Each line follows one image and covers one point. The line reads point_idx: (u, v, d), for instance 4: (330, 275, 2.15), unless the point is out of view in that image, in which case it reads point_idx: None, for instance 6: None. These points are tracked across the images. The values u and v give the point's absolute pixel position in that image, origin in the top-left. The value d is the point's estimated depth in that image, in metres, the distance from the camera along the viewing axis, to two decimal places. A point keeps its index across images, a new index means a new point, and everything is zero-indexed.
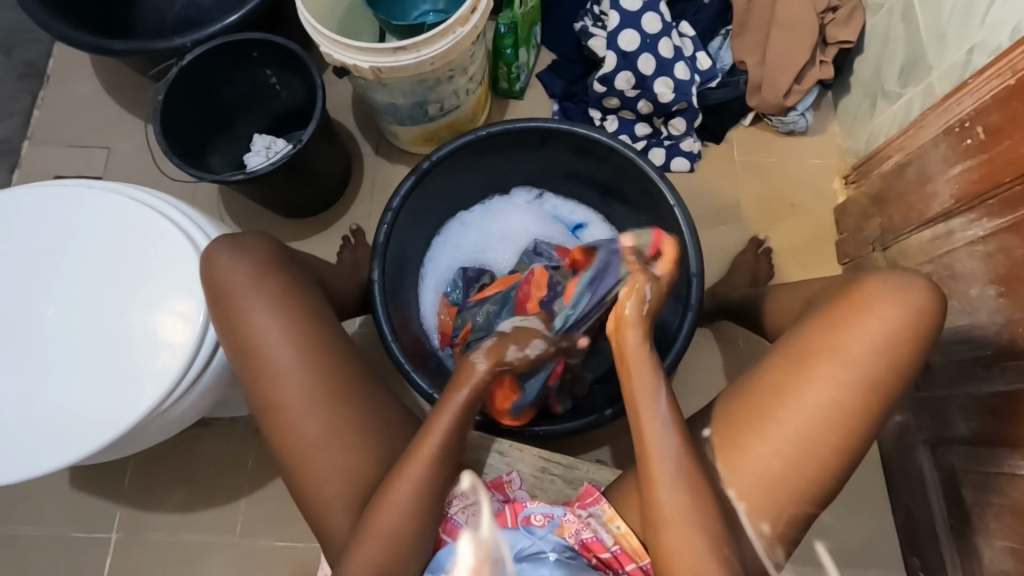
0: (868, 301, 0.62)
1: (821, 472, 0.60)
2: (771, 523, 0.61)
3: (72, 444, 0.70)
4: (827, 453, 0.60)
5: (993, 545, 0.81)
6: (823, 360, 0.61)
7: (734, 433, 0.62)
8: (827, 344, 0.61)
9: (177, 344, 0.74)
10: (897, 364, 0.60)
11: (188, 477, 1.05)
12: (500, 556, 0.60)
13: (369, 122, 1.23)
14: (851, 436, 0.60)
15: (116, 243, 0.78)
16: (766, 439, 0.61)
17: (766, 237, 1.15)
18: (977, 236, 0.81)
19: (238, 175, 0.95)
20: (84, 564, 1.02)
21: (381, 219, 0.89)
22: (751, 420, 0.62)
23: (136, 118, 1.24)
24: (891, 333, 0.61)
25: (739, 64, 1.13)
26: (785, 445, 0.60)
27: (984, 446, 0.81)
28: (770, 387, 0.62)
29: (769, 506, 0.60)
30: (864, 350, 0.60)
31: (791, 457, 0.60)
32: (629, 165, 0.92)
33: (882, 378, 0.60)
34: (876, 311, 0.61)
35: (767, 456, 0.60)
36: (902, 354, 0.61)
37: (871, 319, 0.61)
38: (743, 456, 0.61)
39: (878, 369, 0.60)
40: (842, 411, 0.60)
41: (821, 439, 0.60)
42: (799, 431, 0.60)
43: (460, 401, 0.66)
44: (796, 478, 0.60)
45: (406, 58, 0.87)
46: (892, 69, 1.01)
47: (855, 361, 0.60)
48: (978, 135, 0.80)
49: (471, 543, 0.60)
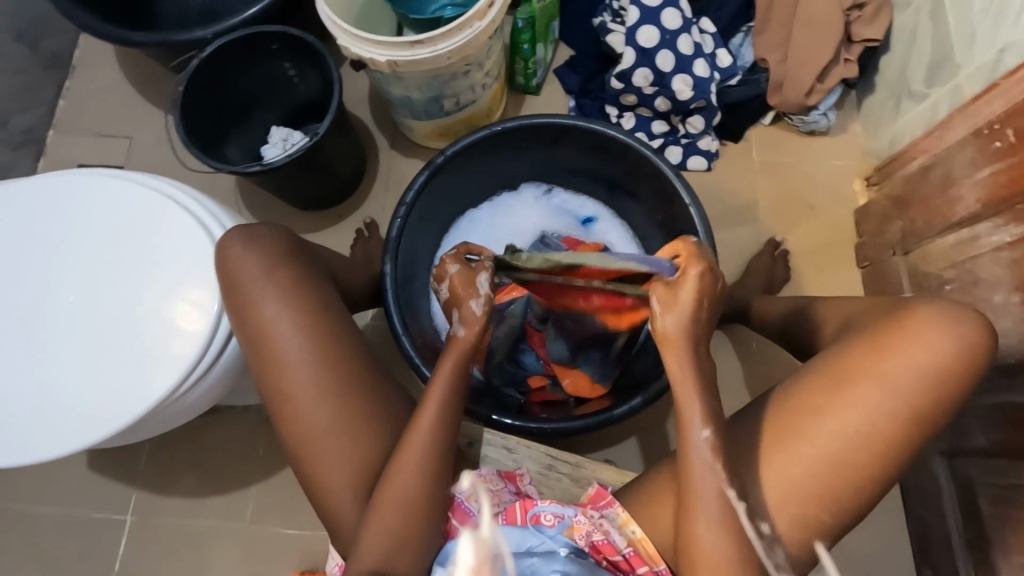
0: (919, 330, 0.60)
1: (848, 495, 0.59)
2: (791, 542, 0.60)
3: (89, 427, 0.72)
4: (856, 477, 0.59)
5: (1009, 560, 0.79)
6: (866, 383, 0.59)
7: (761, 445, 0.61)
8: (869, 368, 0.60)
9: (193, 332, 0.75)
10: (941, 394, 0.59)
11: (201, 463, 1.07)
12: (500, 555, 0.55)
13: (385, 116, 1.23)
14: (882, 462, 0.59)
15: (134, 230, 0.79)
16: (798, 456, 0.60)
17: (784, 239, 1.13)
18: (1003, 242, 0.79)
19: (254, 166, 0.96)
20: (99, 544, 1.04)
21: (394, 212, 0.90)
22: (784, 437, 0.61)
23: (157, 108, 1.26)
24: (939, 365, 0.59)
25: (761, 62, 1.11)
26: (815, 464, 0.59)
27: (1004, 458, 0.79)
28: (809, 406, 0.61)
29: (793, 518, 0.59)
30: (908, 377, 0.59)
31: (821, 477, 0.59)
32: (645, 162, 0.91)
33: (924, 410, 0.59)
34: (926, 341, 0.60)
35: (798, 474, 0.59)
36: (944, 389, 0.59)
37: (920, 347, 0.60)
38: (768, 469, 0.60)
39: (921, 400, 0.59)
40: (877, 437, 0.59)
41: (852, 462, 0.59)
42: (832, 454, 0.59)
43: (446, 372, 0.67)
44: (824, 493, 0.59)
45: (423, 52, 0.87)
46: (919, 68, 0.98)
47: (899, 389, 0.59)
48: (1007, 138, 0.77)
49: (473, 543, 0.52)
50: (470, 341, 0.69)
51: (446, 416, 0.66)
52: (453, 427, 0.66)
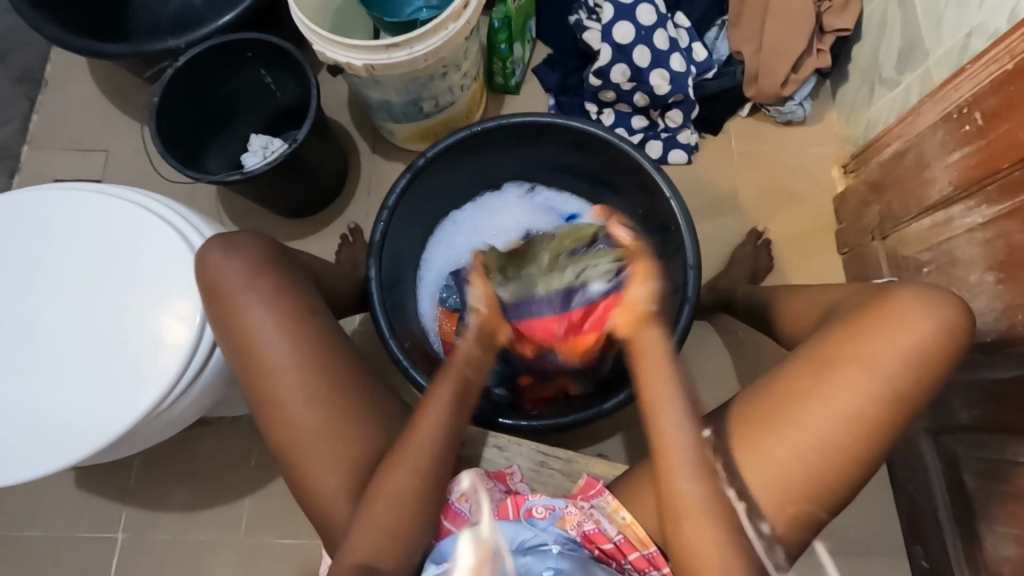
0: (901, 314, 0.62)
1: (835, 476, 0.60)
2: (779, 527, 0.61)
3: (73, 445, 0.71)
4: (843, 459, 0.60)
5: (995, 533, 0.81)
6: (849, 367, 0.61)
7: (748, 431, 0.62)
8: (856, 354, 0.61)
9: (177, 344, 0.74)
10: (924, 379, 0.61)
11: (191, 476, 1.06)
12: (500, 554, 0.60)
13: (365, 120, 1.23)
14: (867, 443, 0.60)
15: (113, 243, 0.78)
16: (788, 440, 0.60)
17: (765, 228, 1.14)
18: (977, 222, 0.80)
19: (234, 175, 0.95)
20: (90, 564, 1.03)
21: (377, 216, 0.89)
22: (771, 423, 0.61)
23: (133, 120, 1.24)
24: (922, 351, 0.60)
25: (736, 54, 1.12)
26: (803, 447, 0.60)
27: (987, 434, 0.81)
28: (794, 391, 0.62)
29: (783, 502, 0.60)
30: (893, 363, 0.60)
31: (808, 460, 0.60)
32: (625, 158, 0.92)
33: (907, 392, 0.60)
34: (907, 325, 0.61)
35: (788, 459, 0.60)
36: (927, 371, 0.61)
37: (904, 333, 0.61)
38: (759, 454, 0.61)
39: (905, 385, 0.60)
40: (862, 419, 0.60)
41: (838, 444, 0.60)
42: (818, 437, 0.60)
43: (446, 389, 0.68)
44: (812, 477, 0.60)
45: (400, 55, 0.87)
46: (890, 55, 1.00)
47: (885, 374, 0.60)
48: (976, 121, 0.79)
49: (471, 543, 0.60)
50: (462, 360, 0.71)
51: (447, 428, 0.66)
52: (454, 436, 0.67)
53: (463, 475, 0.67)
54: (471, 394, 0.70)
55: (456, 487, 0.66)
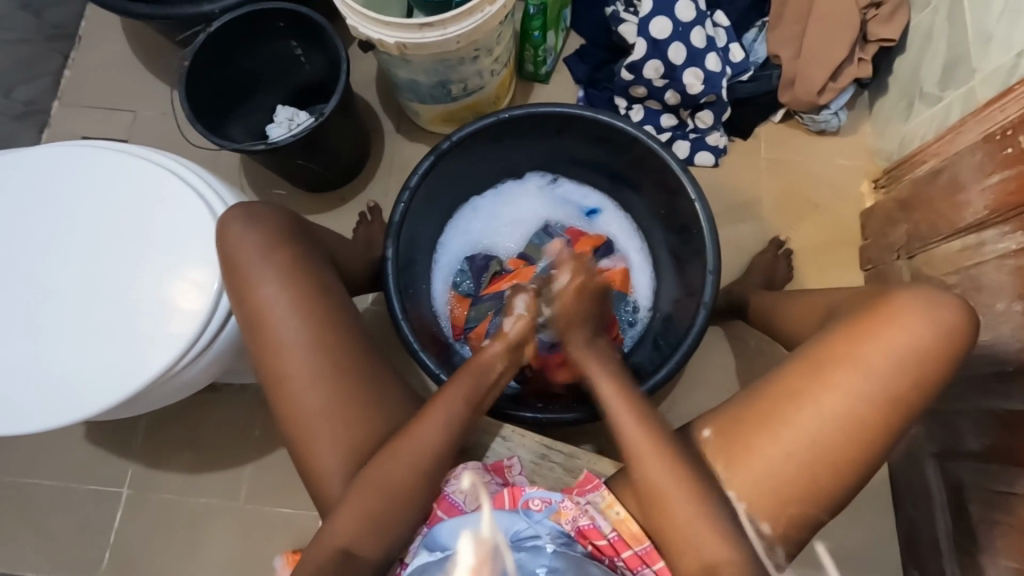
0: (896, 314, 0.60)
1: (829, 480, 0.59)
2: (774, 527, 0.60)
3: (85, 401, 0.72)
4: (838, 462, 0.59)
5: (996, 565, 0.80)
6: (843, 368, 0.60)
7: (739, 431, 0.62)
8: (847, 354, 0.60)
9: (192, 309, 0.75)
10: (919, 378, 0.59)
11: (197, 439, 1.08)
12: (501, 554, 0.59)
13: (392, 99, 1.22)
14: (862, 447, 0.59)
15: (136, 204, 0.79)
16: (779, 440, 0.60)
17: (788, 238, 1.12)
18: (1009, 249, 0.78)
19: (258, 145, 0.95)
20: (94, 515, 1.05)
21: (397, 196, 0.89)
22: (763, 423, 0.61)
23: (161, 83, 1.25)
24: (914, 348, 0.59)
25: (773, 58, 1.10)
26: (795, 447, 0.59)
27: (997, 465, 0.79)
28: (786, 392, 0.61)
29: (776, 501, 0.60)
30: (885, 361, 0.59)
31: (801, 460, 0.59)
32: (651, 156, 0.90)
33: (901, 392, 0.59)
34: (902, 325, 0.60)
35: (778, 458, 0.60)
36: (922, 370, 0.59)
37: (896, 332, 0.60)
38: (749, 454, 0.61)
39: (899, 383, 0.59)
40: (855, 419, 0.59)
41: (833, 446, 0.59)
42: (810, 437, 0.59)
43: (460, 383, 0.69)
44: (805, 477, 0.59)
45: (431, 36, 0.85)
46: (933, 70, 0.97)
47: (877, 373, 0.59)
48: (1019, 144, 0.76)
49: (472, 543, 0.59)
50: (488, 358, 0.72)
51: (452, 416, 0.67)
52: (458, 426, 0.67)
53: (464, 472, 0.67)
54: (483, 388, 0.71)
55: (457, 486, 0.66)
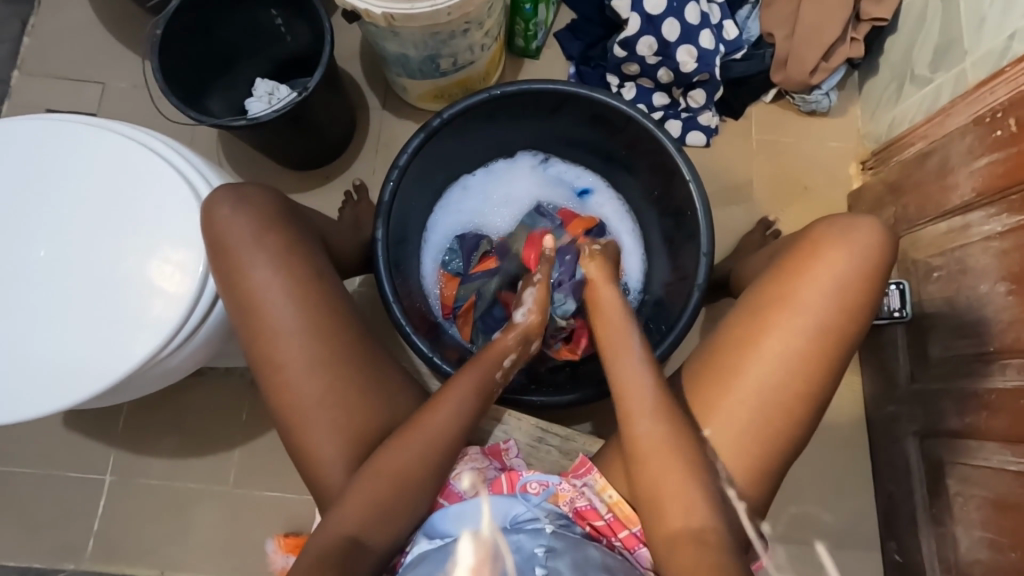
0: (820, 250, 0.64)
1: (789, 426, 0.62)
2: (745, 484, 0.61)
3: (66, 390, 0.69)
4: (792, 406, 0.62)
5: (970, 536, 0.83)
6: (780, 311, 0.63)
7: (700, 392, 0.64)
8: (782, 297, 0.63)
9: (175, 294, 0.72)
10: (850, 309, 0.63)
11: (182, 424, 1.05)
12: (501, 554, 0.58)
13: (377, 74, 1.18)
14: (811, 385, 0.62)
15: (113, 184, 0.75)
16: (733, 392, 0.62)
17: (777, 219, 1.12)
18: (994, 232, 0.79)
19: (239, 120, 0.91)
20: (77, 503, 1.03)
21: (386, 176, 0.86)
22: (715, 379, 0.63)
23: (131, 53, 1.18)
24: (841, 282, 0.63)
25: (766, 36, 1.09)
26: (749, 397, 0.62)
27: (974, 440, 0.82)
28: (732, 342, 0.64)
29: (745, 450, 0.61)
30: (816, 298, 0.62)
31: (755, 407, 0.61)
32: (645, 135, 0.88)
33: (836, 322, 0.62)
34: (828, 259, 0.63)
35: (741, 414, 0.62)
36: (854, 299, 0.63)
37: (822, 267, 0.63)
38: (716, 417, 0.62)
39: (831, 313, 0.62)
40: (800, 359, 0.62)
41: (782, 389, 0.61)
42: (761, 385, 0.62)
43: (466, 379, 0.68)
44: (765, 427, 0.61)
45: (421, 7, 0.82)
46: (924, 51, 0.97)
47: (807, 310, 0.62)
48: (1008, 128, 0.77)
49: (471, 544, 0.59)
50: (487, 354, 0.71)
51: (438, 405, 0.65)
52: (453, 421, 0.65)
53: (464, 473, 0.67)
54: (489, 390, 0.69)
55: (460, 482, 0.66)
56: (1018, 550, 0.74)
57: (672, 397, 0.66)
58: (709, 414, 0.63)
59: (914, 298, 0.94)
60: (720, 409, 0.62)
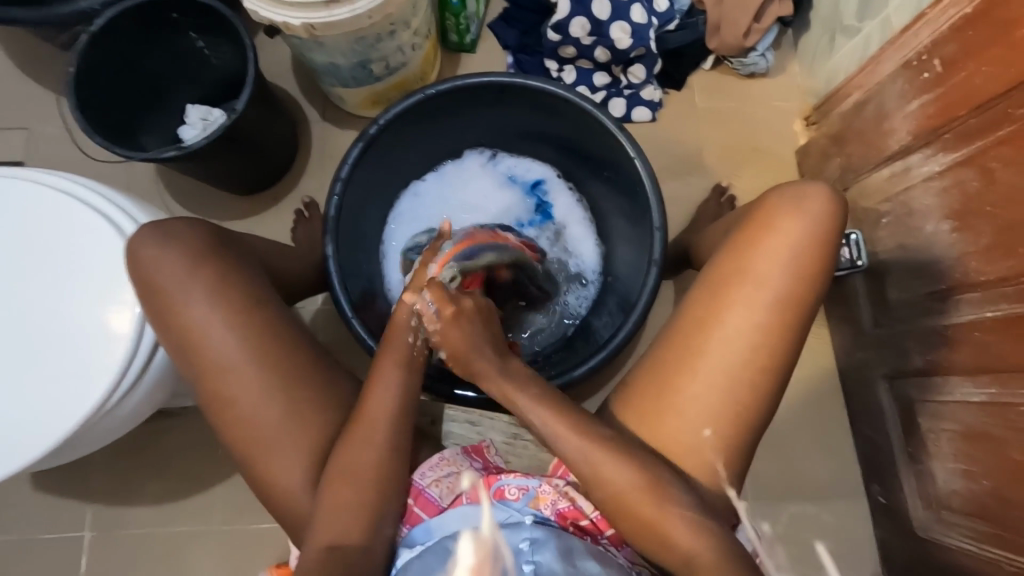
0: (773, 221, 0.65)
1: (760, 399, 0.62)
2: (725, 460, 0.62)
3: (14, 454, 0.67)
4: (761, 379, 0.62)
5: (946, 469, 0.85)
6: (739, 285, 0.63)
7: (669, 374, 0.64)
8: (739, 271, 0.64)
9: (118, 340, 0.69)
10: (805, 276, 0.63)
11: (159, 469, 1.02)
12: (502, 554, 0.55)
13: (313, 86, 1.15)
14: (776, 356, 0.62)
15: (38, 235, 0.72)
16: (696, 370, 0.62)
17: (730, 185, 1.13)
18: (933, 171, 0.81)
19: (168, 151, 0.88)
20: (59, 564, 1.00)
21: (330, 189, 0.84)
22: (682, 360, 0.63)
23: (53, 94, 1.13)
24: (795, 250, 0.63)
25: (697, 4, 1.09)
26: (719, 375, 0.62)
27: (939, 376, 0.84)
28: (696, 321, 0.64)
29: (709, 427, 0.62)
30: (773, 268, 0.63)
31: (725, 384, 0.62)
32: (588, 117, 0.88)
33: (797, 291, 0.63)
34: (780, 229, 0.64)
35: (711, 393, 0.62)
36: (810, 267, 0.63)
37: (774, 239, 0.64)
38: (686, 398, 0.62)
39: (790, 283, 0.63)
40: (763, 331, 0.62)
41: (748, 363, 0.62)
42: (728, 362, 0.62)
43: (393, 378, 0.65)
44: (736, 404, 0.62)
45: (341, 13, 0.79)
46: (850, 1, 0.98)
47: (766, 282, 0.63)
48: (934, 68, 0.78)
49: (471, 543, 0.55)
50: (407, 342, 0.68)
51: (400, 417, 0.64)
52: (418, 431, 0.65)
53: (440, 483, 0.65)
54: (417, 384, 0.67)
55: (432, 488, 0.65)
56: (991, 478, 0.77)
57: (642, 378, 0.66)
58: (679, 395, 0.63)
59: (869, 246, 0.96)
60: (689, 389, 0.62)
